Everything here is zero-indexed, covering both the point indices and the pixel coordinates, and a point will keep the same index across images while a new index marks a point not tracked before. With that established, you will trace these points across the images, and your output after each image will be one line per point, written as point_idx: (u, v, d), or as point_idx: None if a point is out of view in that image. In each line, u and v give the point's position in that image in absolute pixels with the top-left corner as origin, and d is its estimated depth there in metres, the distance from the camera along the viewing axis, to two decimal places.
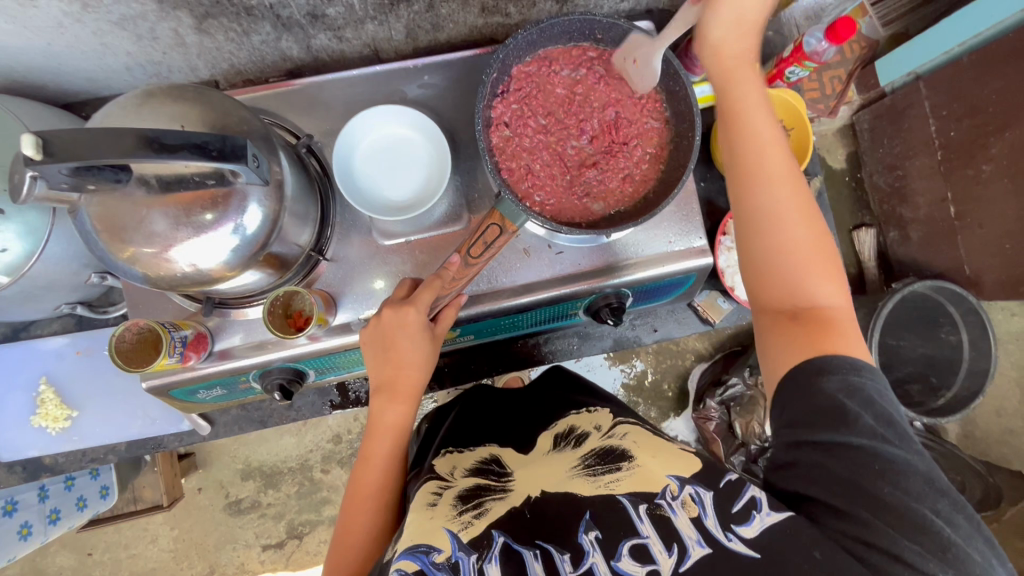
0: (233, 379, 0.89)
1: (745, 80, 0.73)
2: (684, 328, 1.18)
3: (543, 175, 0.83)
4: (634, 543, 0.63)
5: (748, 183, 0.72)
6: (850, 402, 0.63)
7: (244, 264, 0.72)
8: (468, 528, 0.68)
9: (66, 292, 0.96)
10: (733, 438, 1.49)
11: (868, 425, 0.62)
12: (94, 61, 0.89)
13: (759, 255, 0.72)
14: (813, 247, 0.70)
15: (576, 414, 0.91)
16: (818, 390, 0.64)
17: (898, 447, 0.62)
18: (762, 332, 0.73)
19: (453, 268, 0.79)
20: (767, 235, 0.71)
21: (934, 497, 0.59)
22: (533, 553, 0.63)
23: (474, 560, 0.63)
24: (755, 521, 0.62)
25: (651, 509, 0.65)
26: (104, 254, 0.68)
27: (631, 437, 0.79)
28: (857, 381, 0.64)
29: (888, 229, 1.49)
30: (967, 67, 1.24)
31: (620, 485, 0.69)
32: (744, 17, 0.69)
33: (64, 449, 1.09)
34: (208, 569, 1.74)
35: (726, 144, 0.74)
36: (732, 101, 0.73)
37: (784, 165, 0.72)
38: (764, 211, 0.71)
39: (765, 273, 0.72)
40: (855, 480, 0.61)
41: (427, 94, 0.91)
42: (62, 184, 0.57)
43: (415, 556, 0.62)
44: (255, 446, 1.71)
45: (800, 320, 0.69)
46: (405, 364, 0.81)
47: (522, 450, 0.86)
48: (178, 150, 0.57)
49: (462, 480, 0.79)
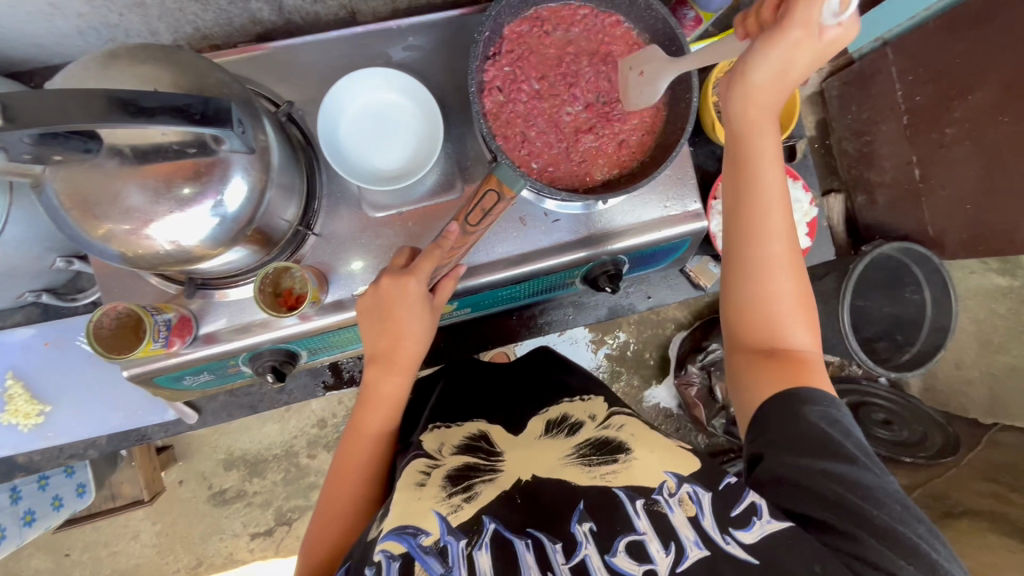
0: (221, 363, 0.85)
1: (767, 134, 0.67)
2: (677, 293, 1.19)
3: (539, 143, 0.81)
4: (630, 540, 0.61)
5: (745, 236, 0.70)
6: (832, 431, 0.64)
7: (229, 241, 0.67)
8: (457, 512, 0.66)
9: (29, 278, 0.90)
10: (714, 403, 1.52)
11: (849, 452, 0.63)
12: (42, 24, 0.81)
13: (744, 302, 0.72)
14: (796, 299, 0.71)
15: (569, 401, 0.88)
16: (801, 416, 0.65)
17: (877, 475, 0.63)
18: (737, 369, 0.73)
19: (452, 237, 0.76)
20: (754, 286, 0.71)
21: (915, 523, 0.60)
22: (525, 543, 0.62)
23: (463, 546, 0.62)
24: (755, 527, 0.60)
25: (648, 505, 0.63)
26: (76, 234, 0.62)
27: (629, 429, 0.77)
28: (835, 413, 0.66)
29: (856, 193, 1.53)
30: (933, 30, 1.26)
31: (616, 478, 0.67)
32: (790, 69, 0.62)
33: (38, 446, 1.03)
34: (195, 561, 1.70)
35: (729, 188, 0.71)
36: (749, 151, 0.68)
37: (784, 221, 0.70)
38: (759, 265, 0.70)
39: (745, 314, 0.72)
40: (845, 502, 0.60)
41: (413, 57, 0.87)
42: (24, 154, 0.52)
43: (402, 538, 0.62)
44: (237, 435, 1.66)
45: (777, 363, 0.70)
46: (404, 335, 0.79)
47: (510, 429, 0.84)
48: (157, 113, 0.52)
49: (451, 459, 0.76)
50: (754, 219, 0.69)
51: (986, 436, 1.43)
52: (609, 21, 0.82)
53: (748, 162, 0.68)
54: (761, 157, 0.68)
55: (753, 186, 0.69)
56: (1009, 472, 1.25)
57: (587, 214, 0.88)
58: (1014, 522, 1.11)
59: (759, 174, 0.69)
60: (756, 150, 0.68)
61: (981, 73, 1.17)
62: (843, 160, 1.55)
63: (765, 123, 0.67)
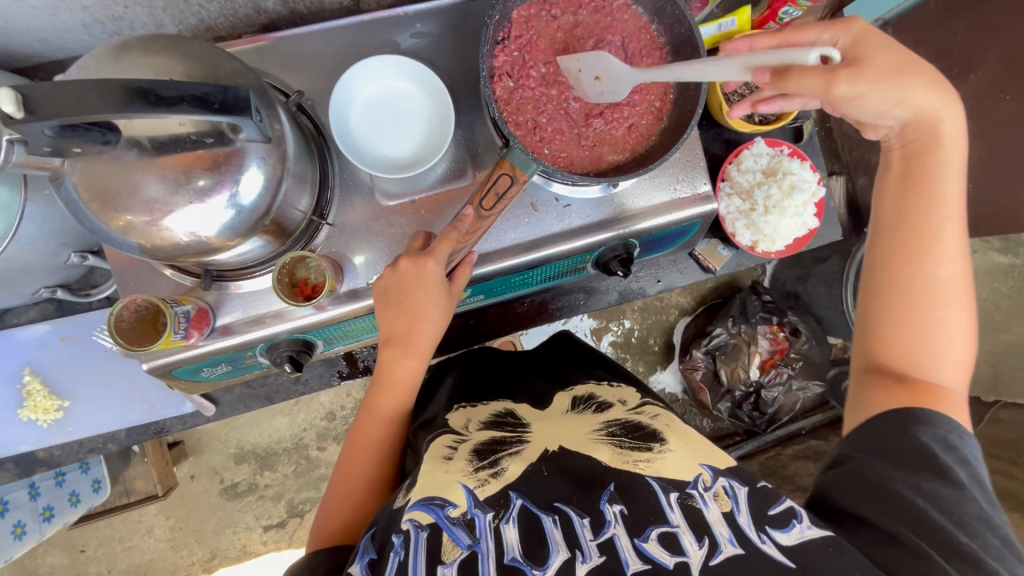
0: (239, 354, 0.86)
1: (942, 159, 0.69)
2: (686, 277, 1.20)
3: (550, 130, 0.81)
4: (663, 530, 0.61)
5: (902, 256, 0.70)
6: (944, 453, 0.64)
7: (245, 233, 0.67)
8: (484, 486, 0.66)
9: (43, 275, 0.90)
10: (718, 386, 1.52)
11: (961, 478, 0.64)
12: (47, 18, 0.80)
13: (893, 325, 0.70)
14: (960, 331, 0.69)
15: (598, 384, 0.90)
16: (915, 432, 0.65)
17: (977, 504, 0.63)
18: (860, 389, 0.72)
19: (467, 220, 0.77)
20: (910, 308, 0.69)
21: (1002, 558, 0.60)
22: (552, 519, 0.62)
23: (490, 520, 0.63)
24: (794, 530, 0.61)
25: (682, 498, 0.64)
26: (94, 226, 0.63)
27: (662, 418, 0.79)
28: (954, 441, 0.66)
29: (857, 175, 1.52)
30: (935, 9, 1.24)
31: (649, 466, 0.67)
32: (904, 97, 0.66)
33: (58, 441, 1.04)
34: (210, 554, 1.72)
35: (891, 210, 0.72)
36: (927, 173, 0.70)
37: (955, 249, 0.70)
38: (908, 287, 0.69)
39: (893, 335, 0.70)
40: (933, 521, 0.61)
41: (421, 44, 0.87)
42: (44, 147, 0.53)
43: (430, 508, 0.64)
44: (247, 429, 1.68)
45: (908, 388, 0.68)
46: (420, 317, 0.79)
47: (539, 404, 0.85)
48: (177, 102, 0.52)
49: (476, 433, 0.78)
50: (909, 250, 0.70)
51: (987, 413, 1.45)
52: (617, 3, 0.82)
53: (925, 187, 0.70)
54: (943, 179, 0.70)
55: (916, 210, 0.70)
56: (1011, 448, 1.26)
57: (610, 196, 0.88)
58: (1019, 497, 1.13)
59: (931, 195, 0.70)
60: (937, 175, 0.70)
61: (981, 52, 1.17)
62: (844, 142, 1.55)
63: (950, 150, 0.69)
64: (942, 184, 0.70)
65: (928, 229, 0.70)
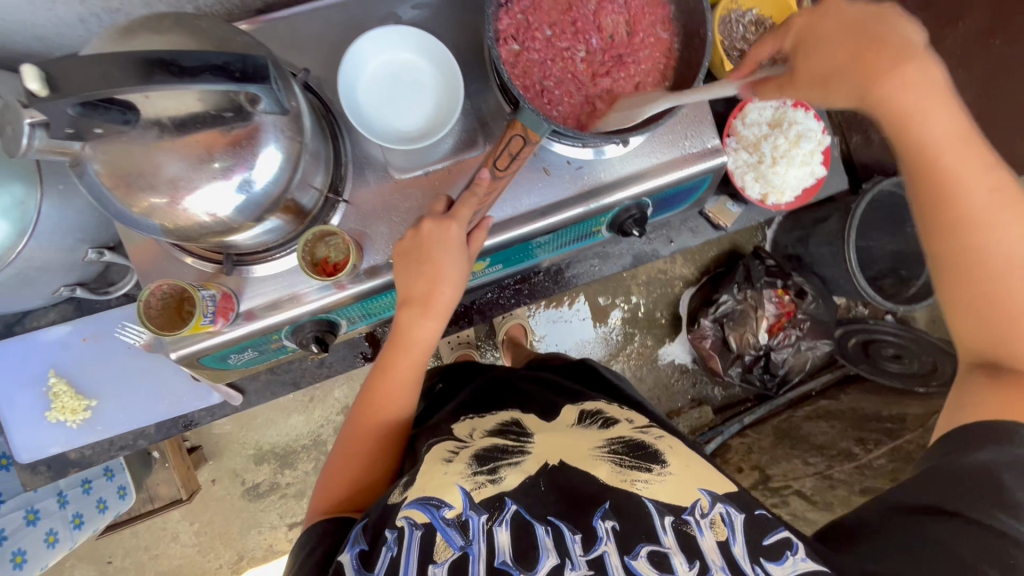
0: (265, 339, 0.86)
1: (935, 126, 0.63)
2: (698, 236, 1.22)
3: (558, 92, 0.81)
4: (652, 548, 0.62)
5: (953, 246, 0.65)
6: (1006, 478, 0.61)
7: (262, 211, 0.67)
8: (481, 488, 0.68)
9: (60, 274, 0.89)
10: (728, 353, 1.53)
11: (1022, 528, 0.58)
12: (43, 13, 0.79)
13: (969, 318, 0.67)
14: None
15: (608, 404, 0.89)
16: (968, 455, 0.63)
17: None
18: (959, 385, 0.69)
19: (484, 183, 0.77)
20: (983, 296, 0.65)
21: None
22: (545, 529, 0.65)
23: (484, 521, 0.65)
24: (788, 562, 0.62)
25: (676, 522, 0.64)
26: (119, 211, 0.63)
27: (665, 440, 0.79)
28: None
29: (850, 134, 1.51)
30: None
31: (648, 488, 0.68)
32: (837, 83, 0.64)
33: (88, 440, 1.05)
34: (237, 556, 1.73)
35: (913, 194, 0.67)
36: (924, 151, 0.64)
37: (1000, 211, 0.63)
38: (976, 272, 0.64)
39: (968, 327, 0.67)
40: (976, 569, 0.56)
41: (422, 16, 0.86)
42: (65, 127, 0.52)
43: (426, 507, 0.65)
44: (264, 429, 1.67)
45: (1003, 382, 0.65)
46: (441, 280, 0.79)
47: (544, 416, 0.85)
48: (200, 72, 0.52)
49: (480, 441, 0.77)
50: (938, 164, 0.64)
51: None
52: None
53: (931, 163, 0.64)
54: (946, 152, 0.63)
55: (938, 190, 0.64)
56: None
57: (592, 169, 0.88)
58: None
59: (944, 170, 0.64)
60: (935, 150, 0.63)
61: None
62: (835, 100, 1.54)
63: (918, 118, 0.62)
64: (948, 156, 0.63)
65: (971, 204, 0.63)
